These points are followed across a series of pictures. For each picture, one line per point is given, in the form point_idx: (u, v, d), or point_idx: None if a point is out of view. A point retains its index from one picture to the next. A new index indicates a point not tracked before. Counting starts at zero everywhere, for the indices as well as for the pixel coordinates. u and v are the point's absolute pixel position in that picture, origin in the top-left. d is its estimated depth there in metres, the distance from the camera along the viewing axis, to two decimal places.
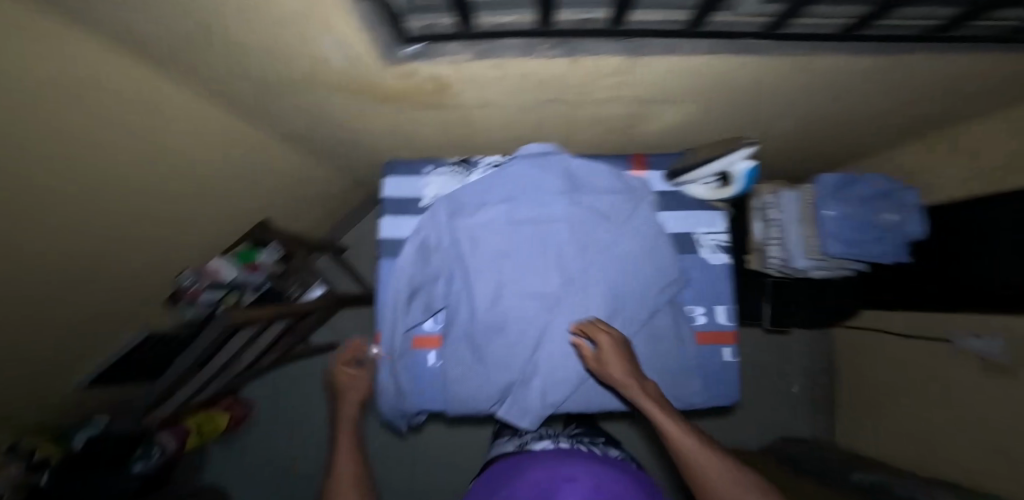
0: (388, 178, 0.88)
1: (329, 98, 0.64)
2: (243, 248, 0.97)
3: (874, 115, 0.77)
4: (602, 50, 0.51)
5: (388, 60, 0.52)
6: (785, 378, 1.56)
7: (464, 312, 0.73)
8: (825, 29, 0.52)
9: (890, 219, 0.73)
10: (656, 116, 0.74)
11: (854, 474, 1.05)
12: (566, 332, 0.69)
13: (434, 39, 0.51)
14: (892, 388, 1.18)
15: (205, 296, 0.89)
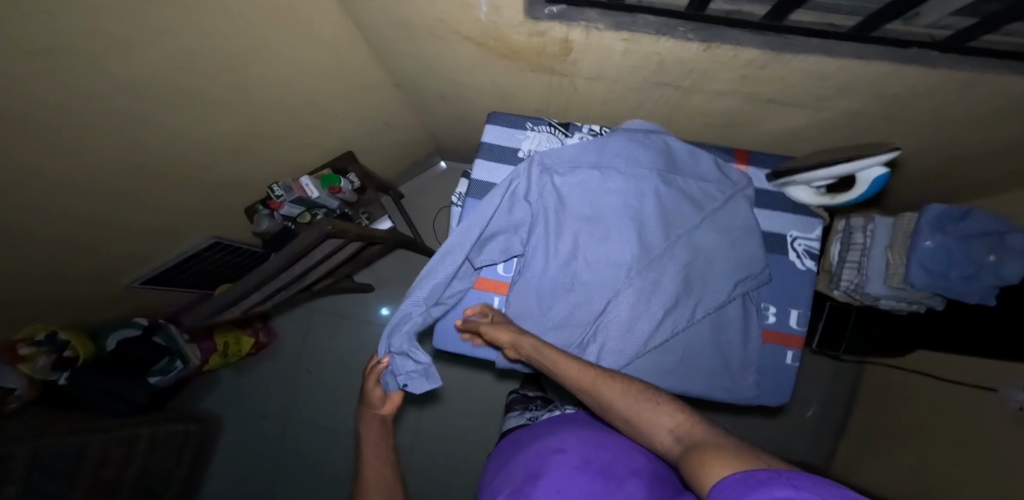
0: (489, 124, 0.81)
1: (457, 46, 0.70)
2: (327, 172, 1.05)
3: (1010, 147, 0.68)
4: (743, 41, 0.54)
5: (530, 15, 0.57)
6: (803, 403, 1.45)
7: (538, 263, 0.72)
8: (1007, 47, 0.48)
9: (991, 261, 0.64)
10: (765, 116, 0.71)
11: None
12: (635, 304, 0.68)
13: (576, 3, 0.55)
14: (915, 428, 1.11)
15: (287, 209, 0.99)
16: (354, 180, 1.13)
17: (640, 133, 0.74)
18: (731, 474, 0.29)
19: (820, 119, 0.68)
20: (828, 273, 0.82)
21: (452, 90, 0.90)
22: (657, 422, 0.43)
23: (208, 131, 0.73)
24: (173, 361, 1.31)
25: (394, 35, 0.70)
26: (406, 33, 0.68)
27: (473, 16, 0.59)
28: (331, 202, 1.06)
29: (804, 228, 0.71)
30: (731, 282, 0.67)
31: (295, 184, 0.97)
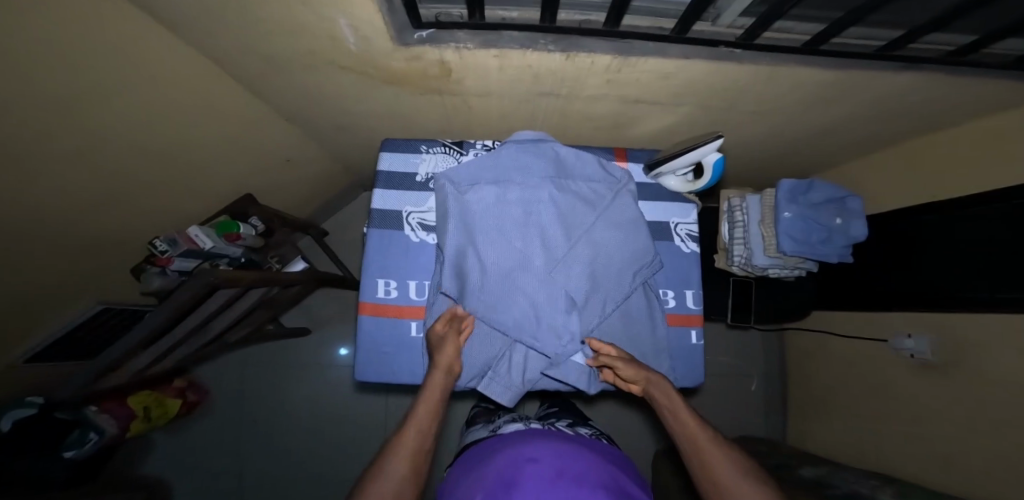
0: (384, 153, 0.80)
1: (337, 79, 0.68)
2: (222, 219, 0.98)
3: (836, 128, 0.81)
4: (597, 48, 0.57)
5: (399, 41, 0.55)
6: (744, 377, 1.57)
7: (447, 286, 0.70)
8: (787, 42, 0.54)
9: (840, 222, 0.73)
10: (639, 117, 0.77)
11: (803, 470, 1.07)
12: (550, 313, 0.67)
13: (442, 26, 0.54)
14: (835, 385, 1.21)
15: (179, 263, 0.87)
16: (258, 224, 1.09)
17: (528, 142, 0.76)
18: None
19: (685, 114, 0.75)
20: (723, 251, 0.89)
21: (348, 119, 0.88)
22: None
23: (91, 204, 0.65)
24: (87, 432, 1.06)
25: (266, 69, 0.66)
26: (281, 67, 0.65)
27: (343, 47, 0.56)
28: (232, 251, 1.00)
29: (683, 215, 0.76)
30: (630, 273, 0.70)
31: (184, 237, 0.88)
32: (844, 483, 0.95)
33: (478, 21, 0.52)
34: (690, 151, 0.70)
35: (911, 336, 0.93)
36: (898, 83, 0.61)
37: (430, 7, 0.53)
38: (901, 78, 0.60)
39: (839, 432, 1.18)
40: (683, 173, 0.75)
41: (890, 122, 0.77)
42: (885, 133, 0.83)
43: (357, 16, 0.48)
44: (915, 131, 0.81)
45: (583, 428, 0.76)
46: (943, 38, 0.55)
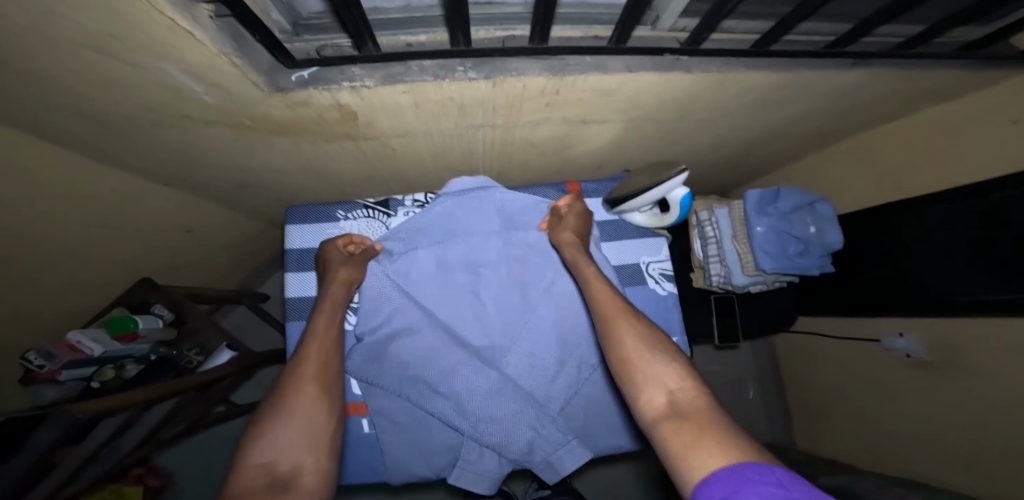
0: (291, 227, 0.66)
1: (213, 133, 0.54)
2: (115, 314, 0.78)
3: (787, 131, 0.77)
4: (524, 69, 0.48)
5: (275, 86, 0.43)
6: (739, 383, 1.51)
7: (389, 365, 0.60)
8: (729, 43, 0.49)
9: (814, 231, 0.68)
10: (586, 138, 0.69)
11: (821, 477, 0.99)
12: (518, 383, 0.59)
13: (326, 64, 0.42)
14: (835, 388, 1.16)
15: (69, 374, 0.66)
16: (164, 312, 0.88)
17: (468, 192, 0.65)
18: (722, 468, 0.29)
19: (635, 130, 0.67)
20: (698, 269, 0.82)
21: (251, 175, 0.74)
22: (656, 378, 0.41)
23: None
24: None
25: (112, 132, 0.51)
26: (132, 128, 0.51)
27: (193, 98, 0.43)
28: (138, 349, 0.78)
29: (652, 251, 0.68)
30: None
31: (62, 346, 0.67)
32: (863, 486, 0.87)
33: (371, 53, 0.41)
34: (651, 191, 0.59)
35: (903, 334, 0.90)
36: (851, 82, 0.56)
37: (309, 41, 0.44)
38: (854, 77, 0.54)
39: (847, 436, 1.12)
40: (647, 209, 0.66)
41: (839, 118, 0.74)
42: (835, 128, 0.81)
43: (193, 60, 0.36)
44: (862, 121, 0.79)
45: None
46: (889, 31, 0.51)
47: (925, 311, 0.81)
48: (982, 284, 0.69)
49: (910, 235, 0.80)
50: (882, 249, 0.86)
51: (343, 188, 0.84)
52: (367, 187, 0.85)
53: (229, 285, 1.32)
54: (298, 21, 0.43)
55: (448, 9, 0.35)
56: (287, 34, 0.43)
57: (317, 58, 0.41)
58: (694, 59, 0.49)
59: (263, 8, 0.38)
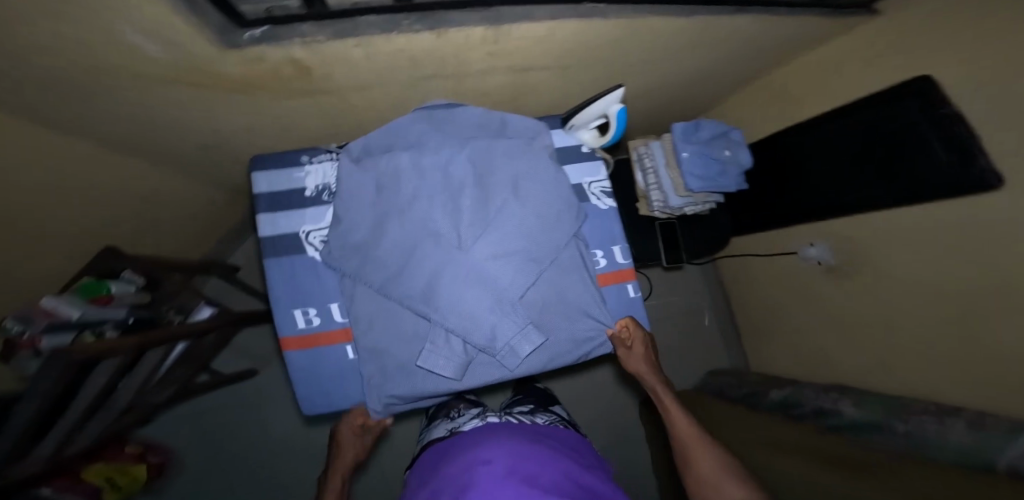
0: (257, 174, 0.73)
1: (169, 94, 0.56)
2: (85, 281, 0.80)
3: (708, 73, 0.87)
4: (465, 20, 0.53)
5: (229, 43, 0.45)
6: (695, 314, 1.57)
7: (369, 258, 0.67)
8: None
9: (729, 154, 0.79)
10: (529, 85, 0.76)
11: (768, 393, 1.09)
12: (481, 276, 0.66)
13: (279, 21, 0.45)
14: (775, 305, 1.28)
15: (52, 339, 0.68)
16: (134, 277, 0.93)
17: (441, 109, 0.71)
18: None
19: (572, 73, 0.74)
20: (641, 200, 0.94)
21: (204, 131, 0.74)
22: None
23: None
24: None
25: (61, 97, 0.51)
26: (81, 89, 0.51)
27: (147, 58, 0.45)
28: (115, 314, 0.82)
29: (592, 173, 0.77)
30: (553, 233, 0.69)
31: (40, 312, 0.70)
32: (807, 399, 0.97)
33: (320, 9, 0.44)
34: (594, 103, 0.72)
35: (815, 243, 1.05)
36: (740, 25, 0.66)
37: None
38: (740, 20, 0.65)
39: (790, 347, 1.23)
40: (594, 126, 0.76)
41: (749, 60, 0.84)
42: (749, 69, 0.91)
43: (147, 20, 0.38)
44: (773, 59, 0.89)
45: (542, 414, 0.82)
46: None
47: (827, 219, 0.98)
48: (875, 191, 0.84)
49: (806, 161, 0.99)
50: (791, 170, 1.03)
51: (302, 146, 0.88)
52: (325, 140, 0.87)
53: (197, 255, 1.33)
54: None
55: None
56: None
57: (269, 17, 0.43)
58: (610, 6, 0.57)
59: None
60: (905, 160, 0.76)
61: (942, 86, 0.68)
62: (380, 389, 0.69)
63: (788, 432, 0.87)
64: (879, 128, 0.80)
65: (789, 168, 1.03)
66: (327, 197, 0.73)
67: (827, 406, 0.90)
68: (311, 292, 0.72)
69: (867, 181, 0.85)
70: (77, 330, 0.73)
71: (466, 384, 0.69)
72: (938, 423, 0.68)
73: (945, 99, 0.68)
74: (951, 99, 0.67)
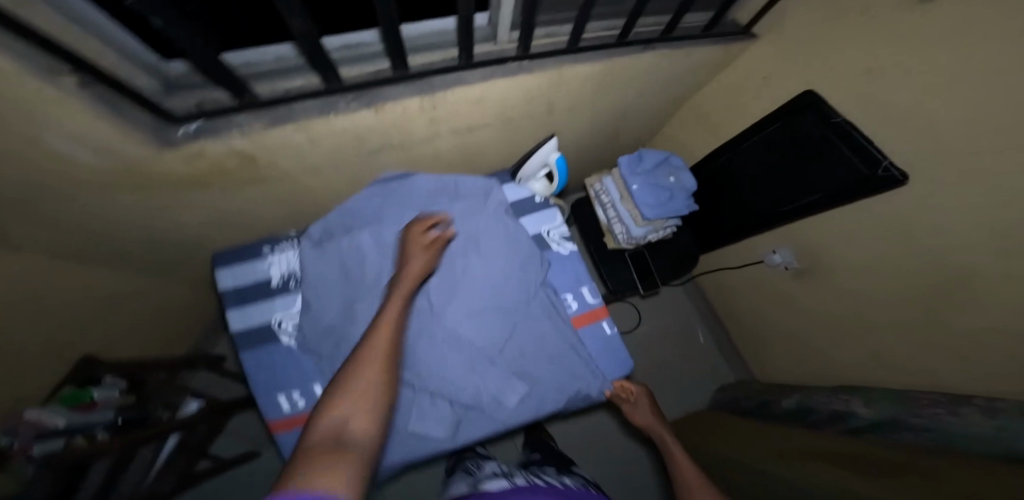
0: (222, 271, 0.71)
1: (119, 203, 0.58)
2: (67, 391, 0.73)
3: (639, 106, 0.94)
4: (399, 93, 0.56)
5: (165, 142, 0.47)
6: (688, 327, 1.40)
7: (342, 337, 0.64)
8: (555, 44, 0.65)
9: (673, 180, 0.81)
10: (477, 143, 0.80)
11: (781, 404, 0.97)
12: (458, 336, 0.65)
13: (209, 115, 0.47)
14: (759, 314, 1.14)
15: (42, 447, 0.60)
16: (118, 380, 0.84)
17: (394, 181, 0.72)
18: None
19: (515, 124, 0.77)
20: (606, 234, 0.94)
21: (159, 229, 0.74)
22: None
23: None
24: None
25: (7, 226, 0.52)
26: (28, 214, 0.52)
27: (81, 171, 0.46)
28: (101, 418, 0.74)
29: (549, 220, 0.78)
30: (521, 282, 0.69)
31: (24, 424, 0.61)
32: (820, 404, 0.86)
33: (252, 98, 0.47)
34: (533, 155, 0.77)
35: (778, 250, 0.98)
36: (650, 60, 0.74)
37: (181, 99, 0.46)
38: (649, 56, 0.72)
39: (783, 353, 1.11)
40: (541, 176, 0.81)
41: (672, 88, 0.91)
42: (677, 96, 0.99)
43: (75, 129, 0.39)
44: (696, 86, 0.97)
45: (567, 476, 0.75)
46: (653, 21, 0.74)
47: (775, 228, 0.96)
48: (805, 190, 0.83)
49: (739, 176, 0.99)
50: (726, 188, 1.05)
51: (265, 234, 0.89)
52: (288, 224, 0.87)
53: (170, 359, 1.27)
54: (168, 80, 0.45)
55: (313, 56, 0.43)
56: (162, 94, 0.45)
57: (201, 111, 0.46)
58: (533, 62, 0.62)
59: (124, 71, 0.39)
60: (814, 169, 0.78)
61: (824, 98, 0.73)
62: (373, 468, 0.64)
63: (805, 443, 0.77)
64: (783, 142, 0.83)
65: (723, 188, 1.06)
66: (294, 284, 0.71)
67: (840, 408, 0.80)
68: (286, 380, 0.67)
69: (790, 192, 0.87)
70: (65, 437, 0.64)
71: (458, 442, 0.64)
72: (954, 414, 0.62)
73: (834, 110, 0.71)
74: (834, 106, 0.71)
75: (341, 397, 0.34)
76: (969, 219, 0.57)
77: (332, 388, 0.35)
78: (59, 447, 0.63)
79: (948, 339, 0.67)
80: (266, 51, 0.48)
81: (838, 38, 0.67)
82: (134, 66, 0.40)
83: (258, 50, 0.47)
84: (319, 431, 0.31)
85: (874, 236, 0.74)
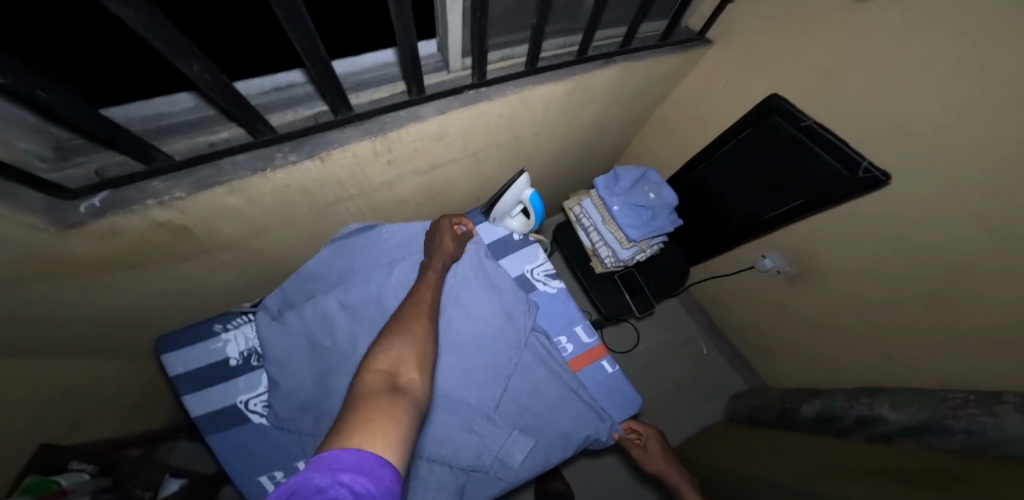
0: (166, 357, 0.59)
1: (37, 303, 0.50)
2: (30, 480, 0.66)
3: (606, 124, 0.92)
4: (346, 138, 0.51)
5: (64, 223, 0.39)
6: (690, 338, 1.36)
7: (319, 410, 0.56)
8: (512, 67, 0.62)
9: (653, 197, 0.78)
10: (443, 182, 0.75)
11: (801, 413, 0.93)
12: (451, 395, 0.58)
13: (113, 182, 0.41)
14: (754, 317, 1.12)
15: None
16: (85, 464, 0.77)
17: (356, 236, 0.63)
18: None
19: (483, 157, 0.74)
20: (592, 258, 0.88)
21: (118, 329, 0.67)
22: None
23: None
24: None
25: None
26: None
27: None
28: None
29: (532, 259, 0.73)
30: (513, 327, 0.63)
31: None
32: (843, 410, 0.83)
33: (165, 162, 0.42)
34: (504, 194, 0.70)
35: (767, 255, 0.95)
36: (611, 77, 0.72)
37: (77, 172, 0.41)
38: (609, 73, 0.70)
39: (788, 355, 1.07)
40: (517, 213, 0.74)
41: (636, 102, 0.90)
42: (642, 110, 0.98)
43: None
44: (658, 98, 0.96)
45: None
46: (609, 34, 0.73)
47: (763, 234, 0.93)
48: (780, 200, 0.82)
49: (716, 186, 0.96)
50: (704, 202, 1.02)
51: (224, 308, 0.81)
52: (252, 292, 0.80)
53: None
54: (58, 145, 0.39)
55: (231, 107, 0.39)
56: (49, 163, 0.39)
57: (103, 180, 0.40)
58: (492, 87, 0.59)
59: (3, 139, 0.34)
60: (790, 174, 0.76)
61: (789, 101, 0.71)
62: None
63: (836, 460, 0.72)
64: (756, 147, 0.80)
65: (697, 197, 1.02)
66: (257, 361, 0.62)
67: (866, 414, 0.77)
68: (256, 465, 0.57)
69: (769, 197, 0.84)
70: None
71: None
72: (990, 414, 0.59)
73: (802, 112, 0.70)
74: (802, 108, 0.70)
75: (384, 362, 0.40)
76: (967, 210, 0.55)
77: (376, 354, 0.41)
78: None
79: (958, 329, 0.65)
80: (177, 100, 0.43)
81: (791, 37, 0.66)
82: (19, 134, 0.35)
83: (167, 100, 0.42)
84: (369, 383, 0.37)
85: (864, 234, 0.72)
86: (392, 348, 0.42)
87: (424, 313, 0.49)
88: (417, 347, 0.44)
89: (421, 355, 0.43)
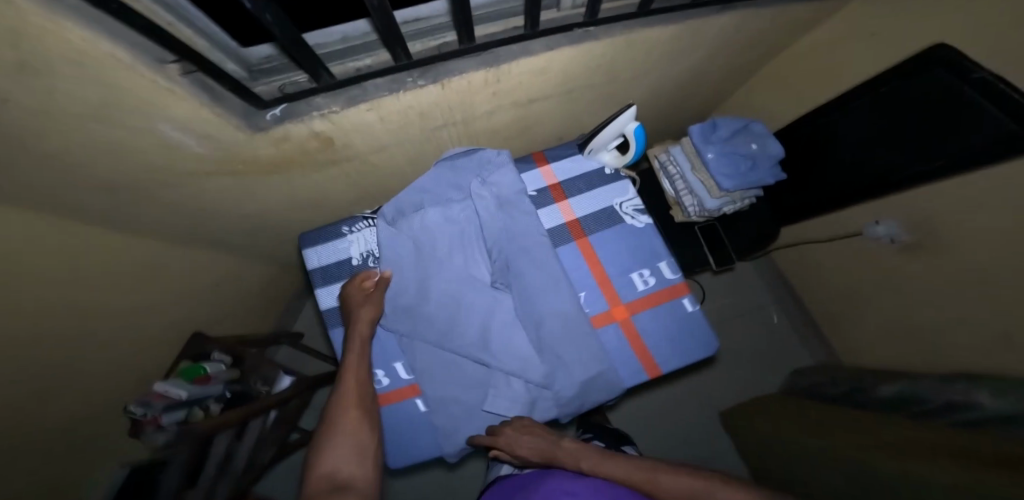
0: (308, 250, 0.72)
1: (214, 194, 0.63)
2: (185, 364, 0.75)
3: (702, 73, 0.87)
4: (463, 67, 0.56)
5: (256, 127, 0.50)
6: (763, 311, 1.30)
7: (418, 306, 0.65)
8: (625, 9, 0.61)
9: (756, 147, 0.75)
10: (537, 116, 0.78)
11: (877, 388, 0.87)
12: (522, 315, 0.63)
13: (292, 97, 0.50)
14: (844, 289, 1.04)
15: (169, 418, 0.66)
16: (224, 356, 0.83)
17: (460, 158, 0.71)
18: None
19: (577, 95, 0.76)
20: (673, 207, 0.88)
21: (265, 223, 0.82)
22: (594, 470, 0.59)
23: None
24: None
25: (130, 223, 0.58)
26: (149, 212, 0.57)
27: (188, 156, 0.50)
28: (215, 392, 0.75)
29: (621, 192, 0.70)
30: (594, 259, 0.66)
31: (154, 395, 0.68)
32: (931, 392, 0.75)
33: (329, 81, 0.49)
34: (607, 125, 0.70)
35: (880, 222, 0.86)
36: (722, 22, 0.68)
37: (268, 83, 0.50)
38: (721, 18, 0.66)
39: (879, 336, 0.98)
40: (614, 146, 0.73)
41: (740, 51, 0.84)
42: (745, 60, 0.90)
43: (186, 118, 0.43)
44: (766, 48, 0.88)
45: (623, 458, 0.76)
46: None
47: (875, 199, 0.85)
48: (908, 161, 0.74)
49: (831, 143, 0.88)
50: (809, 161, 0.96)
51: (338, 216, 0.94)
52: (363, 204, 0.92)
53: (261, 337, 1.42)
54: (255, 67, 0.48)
55: (383, 31, 0.43)
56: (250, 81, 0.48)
57: (285, 95, 0.49)
58: (601, 28, 0.60)
59: (216, 57, 0.42)
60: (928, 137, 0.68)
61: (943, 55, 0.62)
62: (455, 439, 0.63)
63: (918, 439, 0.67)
64: None
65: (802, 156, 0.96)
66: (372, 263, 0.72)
67: (958, 397, 0.69)
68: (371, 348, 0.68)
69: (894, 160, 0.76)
70: (188, 407, 0.69)
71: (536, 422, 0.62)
72: None
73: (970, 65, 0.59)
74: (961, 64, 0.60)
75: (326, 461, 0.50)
76: None
77: (321, 451, 0.51)
78: (180, 418, 0.68)
79: None
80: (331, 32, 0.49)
81: None
82: (222, 55, 0.43)
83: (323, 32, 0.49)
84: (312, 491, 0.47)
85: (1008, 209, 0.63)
86: (330, 444, 0.51)
87: (354, 402, 0.55)
88: (352, 438, 0.52)
89: (358, 443, 0.52)
